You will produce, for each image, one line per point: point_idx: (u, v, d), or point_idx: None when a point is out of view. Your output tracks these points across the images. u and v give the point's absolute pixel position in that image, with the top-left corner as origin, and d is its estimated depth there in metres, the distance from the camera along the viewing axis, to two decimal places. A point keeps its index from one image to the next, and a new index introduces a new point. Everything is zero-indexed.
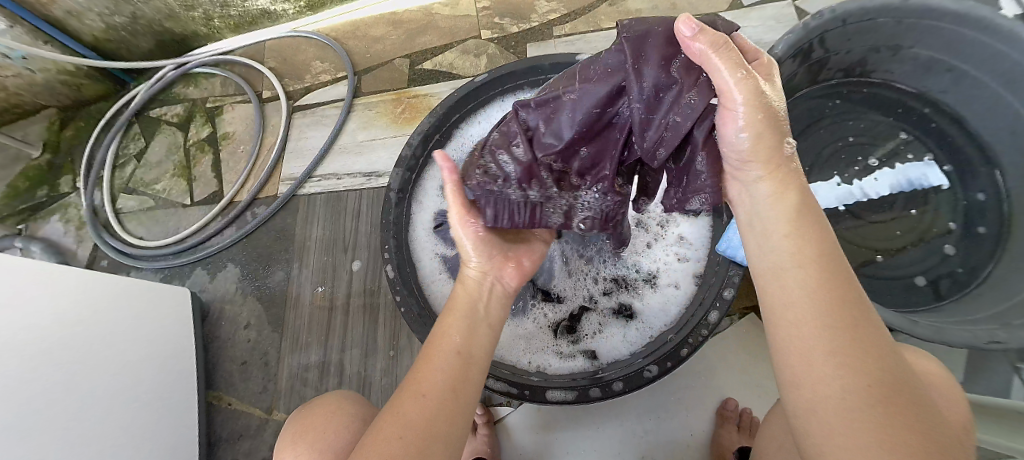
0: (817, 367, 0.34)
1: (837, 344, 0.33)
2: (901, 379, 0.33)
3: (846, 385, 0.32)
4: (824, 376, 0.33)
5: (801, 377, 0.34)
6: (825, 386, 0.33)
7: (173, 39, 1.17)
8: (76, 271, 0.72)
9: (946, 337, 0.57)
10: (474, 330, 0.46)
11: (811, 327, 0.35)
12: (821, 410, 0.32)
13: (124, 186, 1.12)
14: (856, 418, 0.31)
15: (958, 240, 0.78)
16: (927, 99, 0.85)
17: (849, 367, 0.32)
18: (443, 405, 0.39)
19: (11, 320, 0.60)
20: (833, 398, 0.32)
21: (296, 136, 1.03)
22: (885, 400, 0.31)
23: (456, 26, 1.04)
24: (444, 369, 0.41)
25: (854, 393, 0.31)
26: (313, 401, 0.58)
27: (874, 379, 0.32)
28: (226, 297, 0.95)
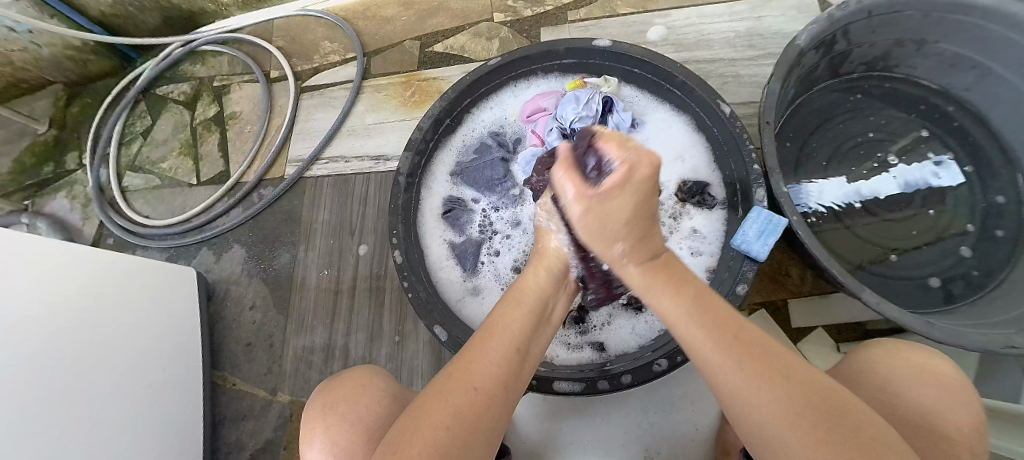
0: (741, 405, 0.36)
1: (747, 366, 0.37)
2: (805, 378, 0.36)
3: (771, 417, 0.34)
4: (747, 396, 0.36)
5: (732, 403, 0.37)
6: (756, 423, 0.35)
7: (181, 16, 1.15)
8: (86, 247, 0.72)
9: (963, 340, 0.56)
10: (533, 334, 0.44)
11: (719, 357, 0.38)
12: (761, 433, 0.35)
13: (130, 164, 1.11)
14: (785, 434, 0.33)
15: (976, 243, 0.76)
16: (951, 97, 0.82)
17: (768, 393, 0.35)
18: (492, 402, 0.37)
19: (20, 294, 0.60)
20: (767, 436, 0.35)
21: (304, 117, 1.02)
22: (805, 407, 0.34)
23: (468, 8, 1.01)
24: (501, 363, 0.40)
25: (783, 421, 0.34)
26: (340, 373, 0.57)
27: (795, 394, 0.35)
28: (232, 279, 0.95)
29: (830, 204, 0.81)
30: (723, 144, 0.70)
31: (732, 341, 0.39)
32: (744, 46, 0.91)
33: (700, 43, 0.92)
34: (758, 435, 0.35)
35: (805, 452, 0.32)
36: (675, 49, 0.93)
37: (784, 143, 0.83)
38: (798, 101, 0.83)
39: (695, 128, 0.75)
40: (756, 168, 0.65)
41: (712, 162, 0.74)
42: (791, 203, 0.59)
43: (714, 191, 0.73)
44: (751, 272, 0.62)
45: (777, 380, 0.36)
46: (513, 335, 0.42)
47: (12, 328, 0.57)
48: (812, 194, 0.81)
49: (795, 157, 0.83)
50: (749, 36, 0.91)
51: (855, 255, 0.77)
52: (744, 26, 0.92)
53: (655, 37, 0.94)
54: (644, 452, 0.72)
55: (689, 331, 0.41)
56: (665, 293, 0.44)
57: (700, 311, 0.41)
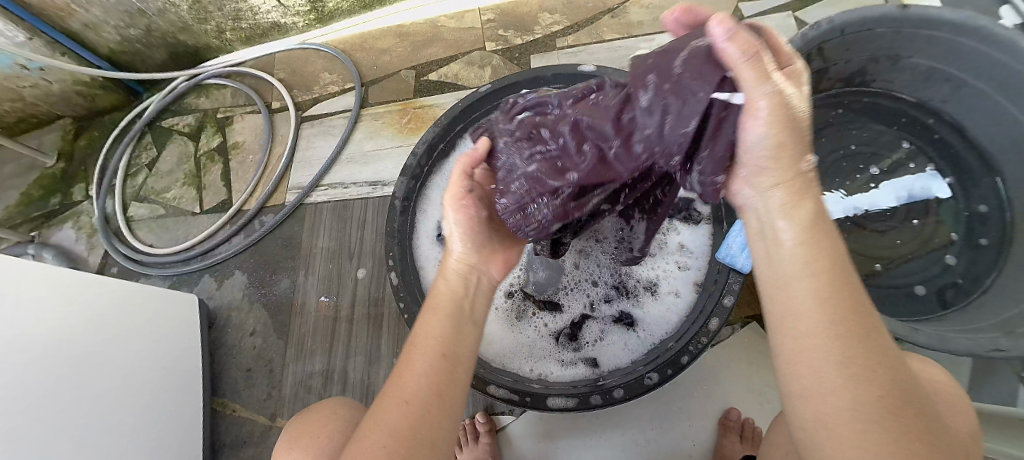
0: (816, 374, 0.32)
1: (843, 318, 0.32)
2: (880, 334, 0.33)
3: (847, 394, 0.30)
4: (835, 372, 0.31)
5: (809, 374, 0.32)
6: (824, 397, 0.31)
7: (186, 51, 1.20)
8: (87, 276, 0.73)
9: (947, 345, 0.57)
10: (459, 331, 0.44)
11: (828, 319, 0.32)
12: (824, 414, 0.31)
13: (135, 195, 1.15)
14: (859, 419, 0.29)
15: (960, 251, 0.78)
16: (929, 109, 0.85)
17: (855, 372, 0.30)
18: (429, 408, 0.38)
19: (24, 323, 0.61)
20: (835, 410, 0.30)
21: (304, 146, 1.05)
22: (902, 404, 0.30)
23: (461, 38, 1.06)
24: (426, 372, 0.40)
25: (863, 401, 0.30)
26: (308, 410, 0.58)
27: (880, 383, 0.30)
28: (233, 304, 0.96)
29: None
30: None
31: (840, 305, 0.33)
32: None
33: None
34: (806, 391, 0.32)
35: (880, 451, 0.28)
36: None
37: None
38: None
39: None
40: None
41: None
42: None
43: (700, 206, 0.75)
44: (737, 284, 0.64)
45: (869, 362, 0.31)
46: (439, 342, 0.42)
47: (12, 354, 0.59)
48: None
49: None
50: None
51: None
52: None
53: None
54: None
55: (794, 289, 0.34)
56: (793, 235, 0.36)
57: (817, 272, 0.34)
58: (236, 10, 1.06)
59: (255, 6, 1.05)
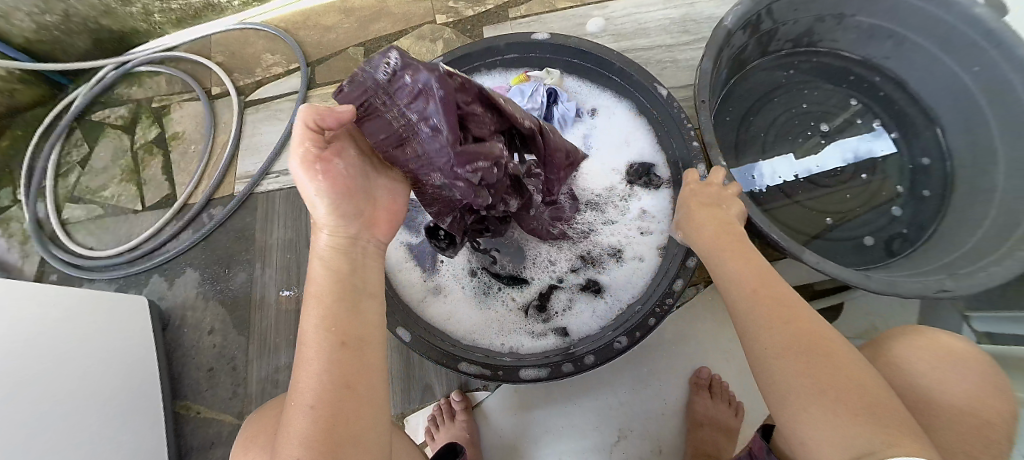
0: (749, 338, 0.41)
1: (759, 297, 0.42)
2: (796, 305, 0.41)
3: (767, 349, 0.39)
4: (761, 333, 0.40)
5: (749, 341, 0.41)
6: (757, 354, 0.40)
7: (112, 37, 1.10)
8: (27, 285, 0.68)
9: (897, 289, 0.60)
10: (357, 311, 0.39)
11: (749, 307, 0.42)
12: (767, 376, 0.39)
13: (69, 195, 1.06)
14: (781, 368, 0.37)
15: (905, 202, 0.81)
16: (873, 66, 0.87)
17: (771, 331, 0.39)
18: (342, 404, 0.34)
19: None
20: (765, 363, 0.39)
21: (250, 133, 0.99)
22: (822, 369, 0.36)
23: (410, 11, 1.01)
24: (322, 369, 0.35)
25: (776, 353, 0.38)
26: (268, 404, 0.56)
27: (795, 338, 0.38)
28: (187, 304, 0.91)
29: (773, 180, 0.84)
30: (662, 125, 0.73)
31: (757, 291, 0.43)
32: (680, 32, 0.94)
33: (638, 31, 0.95)
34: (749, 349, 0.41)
35: (790, 382, 0.37)
36: (615, 39, 0.95)
37: (722, 121, 0.87)
38: (732, 81, 0.87)
39: (638, 112, 0.77)
40: (695, 145, 0.69)
41: (656, 144, 0.76)
42: (730, 177, 0.62)
43: (659, 171, 0.75)
44: None
45: (784, 324, 0.39)
46: (332, 329, 0.37)
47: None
48: (757, 172, 0.85)
49: (735, 137, 0.86)
50: (684, 22, 0.94)
51: (799, 223, 0.82)
52: (679, 13, 0.95)
53: (595, 29, 0.96)
54: (618, 432, 0.74)
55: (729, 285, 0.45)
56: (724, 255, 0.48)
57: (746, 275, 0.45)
58: None
59: None
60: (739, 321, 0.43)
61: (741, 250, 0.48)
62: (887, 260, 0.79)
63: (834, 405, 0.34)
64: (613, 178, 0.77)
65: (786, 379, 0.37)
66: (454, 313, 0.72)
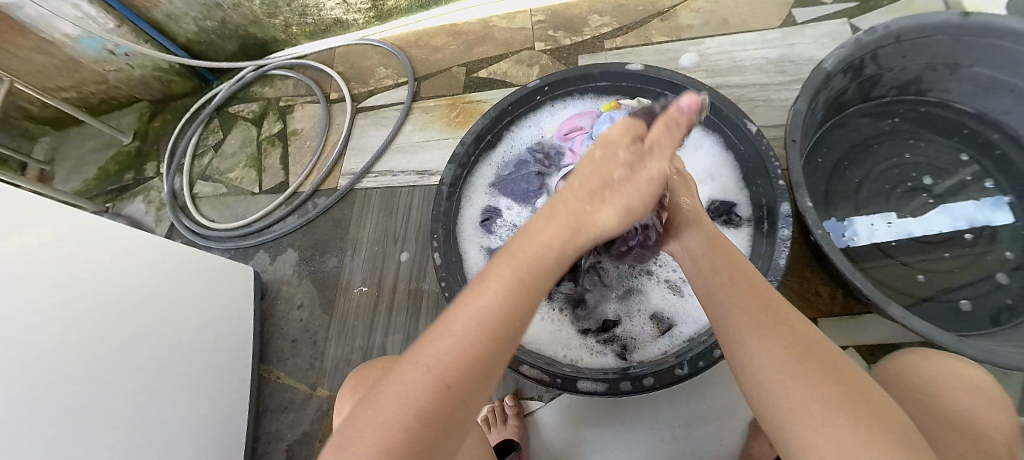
0: (739, 345, 0.41)
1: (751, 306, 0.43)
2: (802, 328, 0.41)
3: (763, 356, 0.39)
4: (750, 341, 0.40)
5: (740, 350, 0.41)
6: (752, 361, 0.39)
7: (254, 43, 1.28)
8: (170, 244, 0.82)
9: (997, 359, 0.54)
10: (512, 303, 0.37)
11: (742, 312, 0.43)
12: (766, 383, 0.38)
13: (201, 173, 1.24)
14: (783, 373, 0.37)
15: (1015, 271, 0.74)
16: (989, 121, 0.82)
17: (766, 339, 0.40)
18: (467, 379, 0.35)
19: (113, 281, 0.70)
20: (760, 371, 0.39)
21: (358, 135, 1.11)
22: (827, 376, 0.36)
23: (511, 37, 1.09)
24: (449, 355, 0.35)
25: (776, 362, 0.38)
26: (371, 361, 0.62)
27: (791, 348, 0.38)
28: (284, 279, 1.02)
29: (872, 236, 0.80)
30: (749, 163, 0.74)
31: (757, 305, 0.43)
32: (776, 71, 0.93)
33: (733, 69, 0.96)
34: (742, 355, 0.41)
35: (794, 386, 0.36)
36: (708, 75, 0.96)
37: (812, 163, 0.85)
38: (826, 125, 0.85)
39: (725, 148, 0.78)
40: (783, 184, 0.68)
41: (741, 182, 0.76)
42: (815, 219, 0.62)
43: (740, 211, 0.75)
44: (776, 282, 0.63)
45: (775, 330, 0.40)
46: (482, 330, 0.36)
47: (73, 306, 0.63)
48: (852, 229, 0.81)
49: (824, 188, 0.84)
50: (781, 62, 0.94)
51: (890, 276, 0.77)
52: (777, 54, 0.95)
53: (688, 64, 0.98)
54: None
55: (721, 295, 0.46)
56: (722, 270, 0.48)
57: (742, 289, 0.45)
58: (303, 5, 1.13)
59: (321, 3, 1.12)
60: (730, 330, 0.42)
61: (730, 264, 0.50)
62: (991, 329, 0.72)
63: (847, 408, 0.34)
64: None
65: (785, 387, 0.36)
66: None
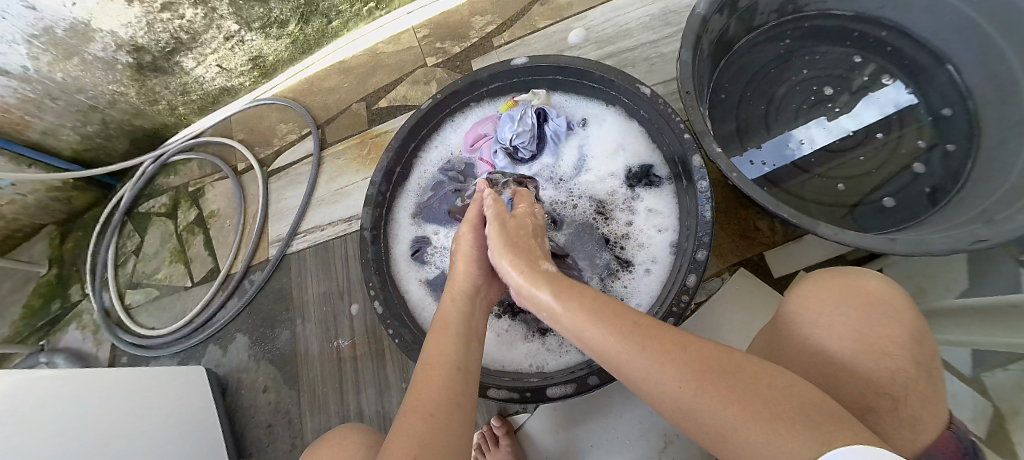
0: (650, 386, 0.39)
1: (630, 336, 0.42)
2: (697, 347, 0.40)
3: (677, 392, 0.38)
4: (660, 381, 0.39)
5: (653, 390, 0.39)
6: (671, 401, 0.38)
7: (146, 134, 1.21)
8: (115, 371, 0.78)
9: (928, 247, 0.58)
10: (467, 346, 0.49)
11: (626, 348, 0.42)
12: (692, 416, 0.37)
13: (128, 282, 1.17)
14: (706, 405, 0.36)
15: (929, 158, 0.78)
16: (869, 19, 0.85)
17: (672, 373, 0.38)
18: (448, 417, 0.41)
19: (67, 437, 0.65)
20: (684, 408, 0.37)
21: (276, 199, 1.08)
22: (742, 389, 0.36)
23: (402, 60, 1.07)
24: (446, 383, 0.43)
25: (690, 396, 0.37)
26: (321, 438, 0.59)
27: (695, 370, 0.38)
28: (241, 367, 0.98)
29: (801, 152, 0.83)
30: (653, 123, 0.74)
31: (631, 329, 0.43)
32: (660, 26, 0.95)
33: (620, 34, 0.97)
34: (666, 405, 0.39)
35: (719, 411, 0.35)
36: (597, 47, 0.98)
37: (718, 101, 0.86)
38: (721, 64, 0.86)
39: (628, 116, 0.79)
40: (688, 138, 0.69)
41: (650, 144, 0.77)
42: (727, 163, 0.63)
43: (658, 170, 0.76)
44: (708, 236, 0.65)
45: (671, 358, 0.39)
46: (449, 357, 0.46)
47: None
48: (781, 149, 0.83)
49: (736, 124, 0.86)
50: (664, 16, 0.96)
51: (818, 194, 0.80)
52: (657, 8, 0.96)
53: (576, 40, 0.99)
54: (665, 435, 0.74)
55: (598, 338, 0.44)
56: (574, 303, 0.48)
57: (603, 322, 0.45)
58: (183, 83, 1.07)
59: (200, 76, 1.07)
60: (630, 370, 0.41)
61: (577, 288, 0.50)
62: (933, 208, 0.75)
63: (777, 415, 0.33)
64: (612, 182, 0.79)
65: (718, 417, 0.35)
66: None
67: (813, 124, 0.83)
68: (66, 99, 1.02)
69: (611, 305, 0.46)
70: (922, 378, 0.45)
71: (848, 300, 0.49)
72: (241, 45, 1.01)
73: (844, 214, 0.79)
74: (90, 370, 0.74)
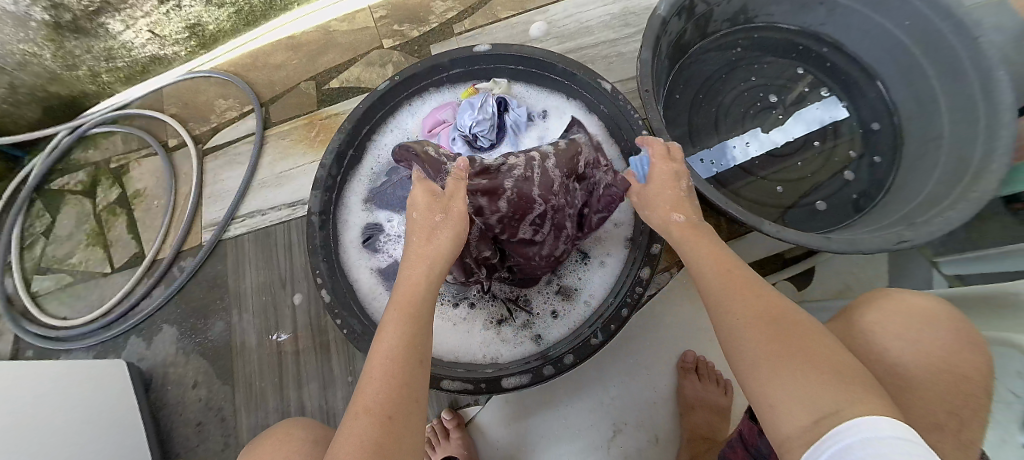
0: (720, 319, 0.43)
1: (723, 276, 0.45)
2: (771, 298, 0.42)
3: (739, 327, 0.40)
4: (729, 315, 0.42)
5: (719, 321, 0.43)
6: (728, 334, 0.41)
7: (61, 103, 1.08)
8: (32, 368, 0.70)
9: (858, 246, 0.62)
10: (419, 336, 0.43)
11: (718, 285, 0.44)
12: (739, 347, 0.40)
13: (35, 267, 1.04)
14: (752, 341, 0.39)
15: (858, 166, 0.84)
16: (810, 34, 0.90)
17: (739, 310, 0.41)
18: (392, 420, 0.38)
19: None
20: (735, 342, 0.40)
21: (212, 181, 1.00)
22: (790, 339, 0.38)
23: (356, 40, 1.02)
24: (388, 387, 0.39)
25: (750, 331, 0.40)
26: (263, 433, 0.55)
27: (764, 314, 0.40)
28: (168, 361, 0.90)
29: (745, 156, 0.86)
30: (612, 118, 0.75)
31: (726, 272, 0.45)
32: (620, 26, 0.96)
33: (580, 30, 0.97)
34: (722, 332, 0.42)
35: (759, 350, 0.38)
36: (559, 41, 0.98)
37: (673, 101, 0.89)
38: (678, 66, 0.88)
39: (587, 110, 0.79)
40: (645, 133, 0.70)
41: (608, 138, 0.78)
42: None
43: (615, 165, 0.77)
44: None
45: (750, 302, 0.42)
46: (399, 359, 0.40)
47: None
48: (728, 152, 0.87)
49: (688, 126, 0.88)
50: (624, 15, 0.97)
51: (762, 196, 0.84)
52: (618, 7, 0.97)
53: (538, 33, 0.99)
54: (613, 425, 0.75)
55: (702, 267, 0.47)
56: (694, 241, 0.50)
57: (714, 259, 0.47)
58: (108, 48, 0.97)
59: (128, 42, 0.97)
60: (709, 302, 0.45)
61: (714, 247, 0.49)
62: (859, 214, 0.82)
63: (815, 369, 0.36)
64: None
65: (757, 355, 0.38)
66: None
67: (756, 131, 0.87)
68: None
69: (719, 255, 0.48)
70: (964, 409, 0.44)
71: (918, 322, 0.48)
72: (177, 10, 0.92)
73: (782, 216, 0.83)
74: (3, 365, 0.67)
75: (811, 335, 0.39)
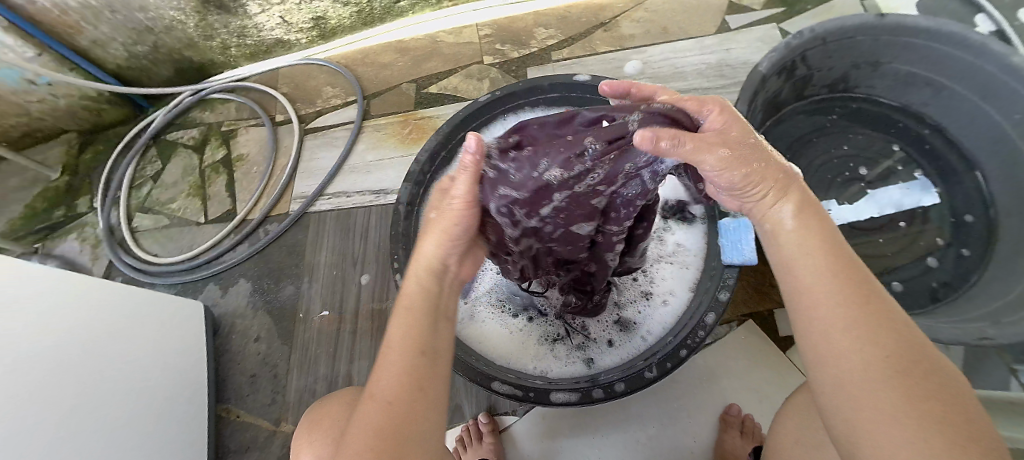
0: (829, 351, 0.36)
1: (842, 293, 0.37)
2: (899, 330, 0.35)
3: (860, 364, 0.34)
4: (845, 348, 0.35)
5: (826, 350, 0.36)
6: (840, 371, 0.34)
7: (191, 67, 1.21)
8: (125, 290, 0.80)
9: (934, 334, 0.60)
10: (435, 324, 0.44)
11: (830, 303, 0.37)
12: (853, 389, 0.33)
13: (139, 205, 1.16)
14: (873, 383, 0.33)
15: (943, 256, 0.81)
16: (912, 112, 0.89)
17: (862, 345, 0.34)
18: (410, 402, 0.38)
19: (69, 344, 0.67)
20: (847, 381, 0.34)
21: (307, 157, 1.09)
22: (921, 385, 0.32)
23: (460, 52, 1.10)
24: (403, 372, 0.40)
25: (870, 372, 0.33)
26: (330, 393, 0.62)
27: (891, 355, 0.33)
28: (237, 312, 0.98)
29: None
30: None
31: (848, 288, 0.37)
32: (715, 76, 0.99)
33: (674, 75, 1.00)
34: (827, 364, 0.35)
35: (881, 393, 0.32)
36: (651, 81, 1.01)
37: None
38: (769, 123, 0.89)
39: None
40: None
41: None
42: None
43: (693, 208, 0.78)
44: (732, 279, 0.66)
45: (878, 335, 0.34)
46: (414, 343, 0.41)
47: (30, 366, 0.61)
48: None
49: None
50: (719, 66, 1.00)
51: None
52: (714, 58, 1.00)
53: (632, 70, 1.02)
54: None
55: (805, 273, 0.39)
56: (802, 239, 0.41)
57: (827, 265, 0.38)
58: (242, 27, 1.09)
59: (260, 24, 1.09)
60: (811, 324, 0.37)
61: (832, 244, 0.40)
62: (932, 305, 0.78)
63: (947, 426, 0.30)
64: None
65: (875, 399, 0.32)
66: (485, 333, 0.75)
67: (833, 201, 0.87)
68: (124, 14, 1.04)
69: (837, 260, 0.39)
70: None
71: None
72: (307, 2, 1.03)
73: None
74: (102, 283, 0.77)
75: (943, 384, 0.32)
